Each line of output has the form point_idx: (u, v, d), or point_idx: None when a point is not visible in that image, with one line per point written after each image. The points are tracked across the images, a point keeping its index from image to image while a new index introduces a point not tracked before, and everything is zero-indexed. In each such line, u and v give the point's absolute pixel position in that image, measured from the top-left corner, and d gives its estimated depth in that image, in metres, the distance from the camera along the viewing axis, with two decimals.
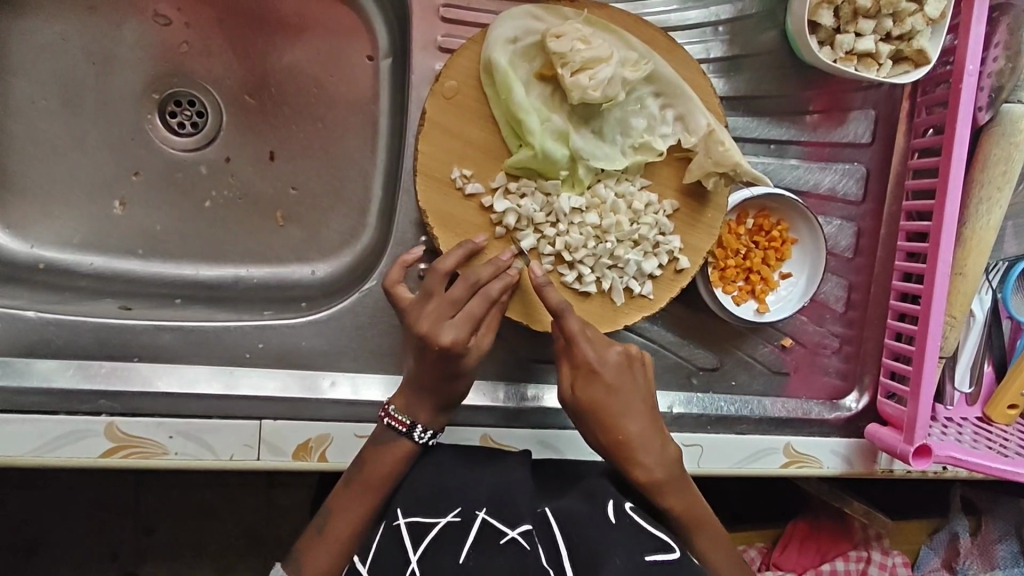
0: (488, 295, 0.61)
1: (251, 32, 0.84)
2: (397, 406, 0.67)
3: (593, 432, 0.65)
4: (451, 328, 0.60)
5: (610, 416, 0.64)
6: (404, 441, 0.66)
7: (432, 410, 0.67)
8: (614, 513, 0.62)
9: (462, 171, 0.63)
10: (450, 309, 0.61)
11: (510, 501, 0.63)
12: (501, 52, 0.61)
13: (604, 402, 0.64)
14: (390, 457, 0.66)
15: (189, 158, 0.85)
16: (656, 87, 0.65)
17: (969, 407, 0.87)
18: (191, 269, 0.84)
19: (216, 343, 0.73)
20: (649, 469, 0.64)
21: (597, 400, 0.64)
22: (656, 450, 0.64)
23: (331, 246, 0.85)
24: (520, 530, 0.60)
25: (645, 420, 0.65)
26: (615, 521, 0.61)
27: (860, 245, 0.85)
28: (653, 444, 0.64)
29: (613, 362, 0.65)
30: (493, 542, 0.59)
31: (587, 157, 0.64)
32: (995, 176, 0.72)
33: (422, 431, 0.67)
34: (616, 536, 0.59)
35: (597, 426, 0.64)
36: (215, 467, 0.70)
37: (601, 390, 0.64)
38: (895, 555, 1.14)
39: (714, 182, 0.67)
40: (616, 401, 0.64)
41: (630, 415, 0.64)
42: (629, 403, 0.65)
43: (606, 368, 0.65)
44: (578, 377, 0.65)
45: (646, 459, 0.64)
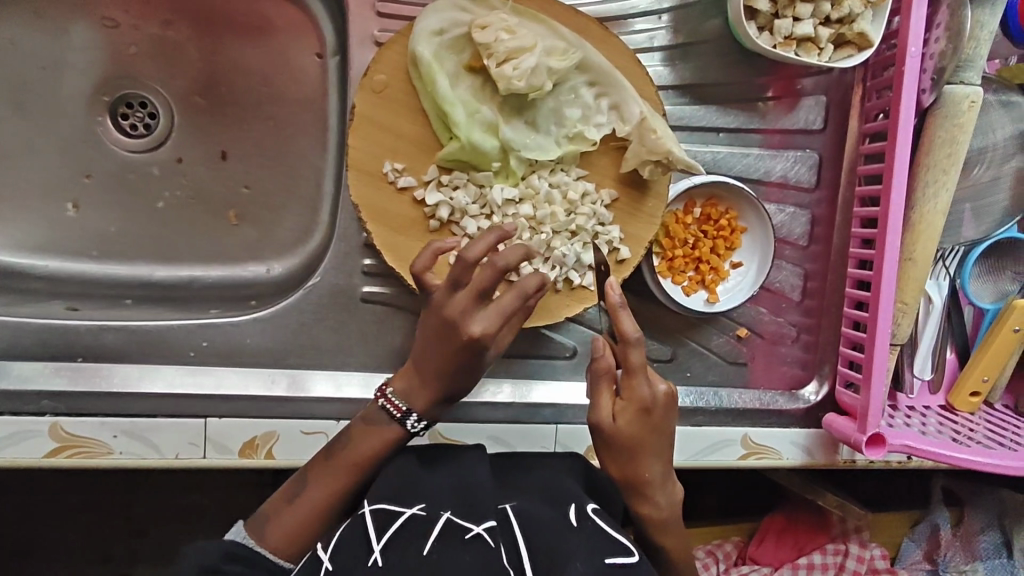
0: (523, 291, 0.60)
1: (199, 33, 0.84)
2: (397, 389, 0.66)
3: (620, 461, 0.64)
4: (482, 319, 0.59)
5: (644, 454, 0.64)
6: (394, 427, 0.65)
7: (430, 398, 0.65)
8: (576, 517, 0.59)
9: (393, 165, 0.63)
10: (480, 299, 0.59)
11: (476, 497, 0.61)
12: (427, 44, 0.61)
13: (641, 439, 0.64)
14: (375, 437, 0.66)
15: (141, 160, 0.85)
16: (589, 76, 0.65)
17: (932, 396, 0.85)
18: (145, 270, 0.84)
19: (162, 342, 0.73)
20: (655, 507, 0.66)
21: (637, 437, 0.63)
22: (668, 491, 0.66)
23: (284, 244, 0.85)
24: (485, 526, 0.57)
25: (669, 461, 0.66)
26: (578, 525, 0.58)
27: (816, 233, 0.84)
28: (668, 485, 0.66)
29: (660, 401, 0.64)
30: (456, 538, 0.55)
31: (519, 148, 0.63)
32: (941, 160, 0.70)
33: (416, 421, 0.65)
34: (578, 540, 0.56)
35: (626, 458, 0.64)
36: (160, 465, 0.70)
37: (641, 427, 0.63)
38: (873, 548, 1.13)
39: (651, 171, 0.66)
40: (652, 440, 0.64)
41: (660, 456, 0.65)
42: (665, 445, 0.65)
43: (654, 408, 0.64)
44: (625, 410, 0.63)
45: (659, 498, 0.66)
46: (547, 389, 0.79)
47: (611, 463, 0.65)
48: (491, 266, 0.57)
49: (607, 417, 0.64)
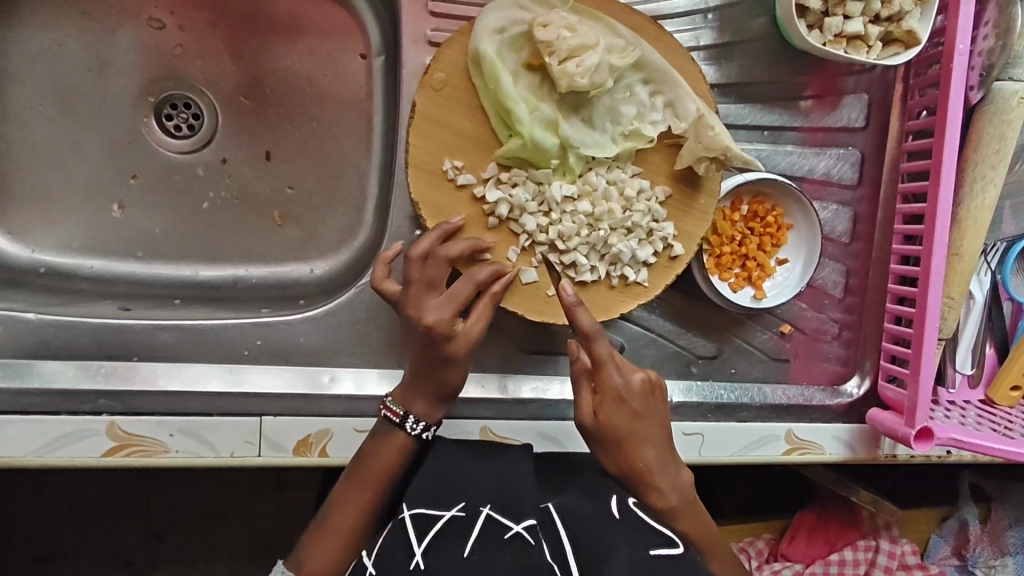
0: (473, 278, 0.62)
1: (244, 34, 0.85)
2: (395, 398, 0.66)
3: (610, 453, 0.65)
4: (435, 309, 0.61)
5: (631, 440, 0.64)
6: (399, 432, 0.66)
7: (427, 401, 0.66)
8: (616, 509, 0.63)
9: (453, 162, 0.63)
10: (432, 289, 0.62)
11: (517, 496, 0.63)
12: (489, 42, 0.61)
13: (628, 426, 0.64)
14: (388, 448, 0.66)
15: (185, 160, 0.85)
16: (645, 74, 0.65)
17: (972, 390, 0.86)
18: (190, 270, 0.84)
19: (215, 341, 0.74)
20: (660, 493, 0.65)
21: (620, 424, 0.64)
22: (669, 474, 0.66)
23: (328, 244, 0.86)
24: (525, 525, 0.61)
25: (662, 445, 0.66)
26: (618, 518, 0.63)
27: (857, 230, 0.85)
28: (668, 467, 0.66)
29: (635, 386, 0.65)
30: (498, 538, 0.60)
31: (577, 146, 0.64)
32: (989, 156, 0.71)
33: (415, 422, 0.66)
34: (620, 533, 0.61)
35: (619, 446, 0.65)
36: (216, 464, 0.70)
37: (625, 415, 0.64)
38: (903, 544, 1.13)
39: (706, 168, 0.66)
40: (638, 425, 0.65)
41: (650, 440, 0.65)
42: (651, 428, 0.65)
43: (631, 394, 0.65)
44: (602, 401, 0.64)
45: (662, 482, 0.65)
46: None
47: (606, 457, 0.66)
48: (435, 260, 0.62)
49: (588, 414, 0.65)
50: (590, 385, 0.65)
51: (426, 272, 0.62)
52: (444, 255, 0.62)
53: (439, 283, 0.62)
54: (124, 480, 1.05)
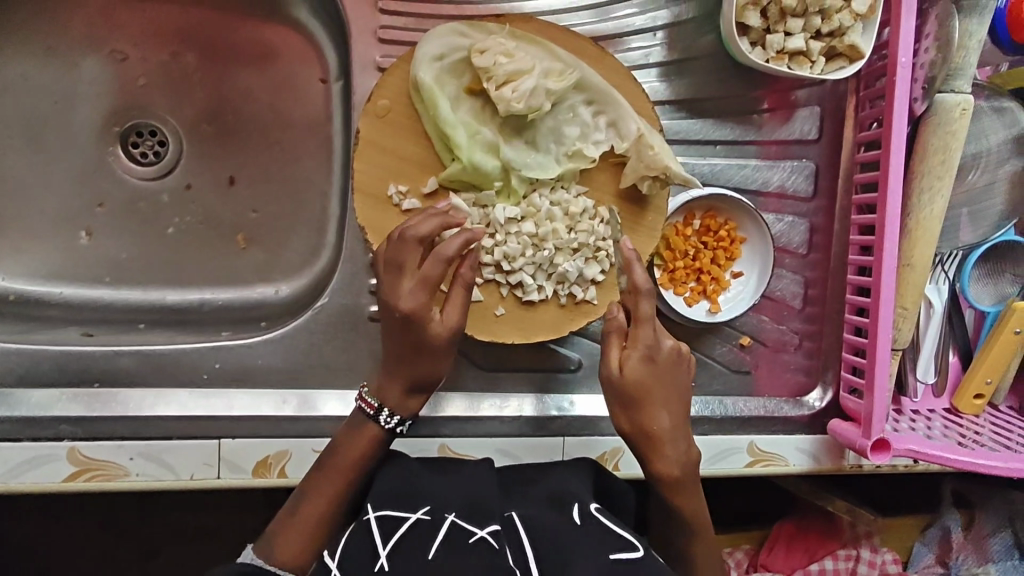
0: (446, 261, 0.61)
1: (206, 63, 0.87)
2: (371, 390, 0.68)
3: (622, 412, 0.65)
4: (410, 295, 0.61)
5: (650, 403, 0.64)
6: (372, 425, 0.67)
7: (402, 393, 0.67)
8: (578, 515, 0.61)
9: (398, 187, 0.65)
10: (407, 275, 0.61)
11: (482, 504, 0.61)
12: (428, 69, 0.63)
13: (650, 387, 0.64)
14: (362, 439, 0.67)
15: (151, 187, 0.87)
16: (586, 96, 0.66)
17: (936, 399, 0.86)
18: (156, 294, 0.86)
19: (175, 365, 0.75)
20: (665, 461, 0.65)
21: (646, 385, 0.64)
22: (679, 446, 0.65)
23: (293, 266, 0.88)
24: (489, 530, 0.58)
25: (679, 417, 0.65)
26: (582, 523, 0.60)
27: (815, 241, 0.85)
28: (679, 439, 0.65)
29: (666, 350, 0.65)
30: (462, 542, 0.57)
31: (519, 168, 0.65)
32: (935, 167, 0.71)
33: (389, 416, 0.67)
34: (582, 536, 0.58)
35: (635, 404, 0.64)
36: (176, 487, 0.72)
37: (650, 373, 0.64)
38: (884, 553, 1.13)
39: (649, 186, 0.67)
40: (660, 389, 0.64)
41: (669, 408, 0.64)
42: (671, 395, 0.65)
43: (660, 356, 0.64)
44: (634, 357, 0.64)
45: (669, 453, 0.64)
46: (556, 402, 0.80)
47: (618, 414, 0.66)
48: (413, 242, 0.61)
49: (615, 368, 0.64)
50: (620, 342, 0.65)
51: (403, 256, 0.61)
52: (419, 235, 0.61)
53: (414, 267, 0.62)
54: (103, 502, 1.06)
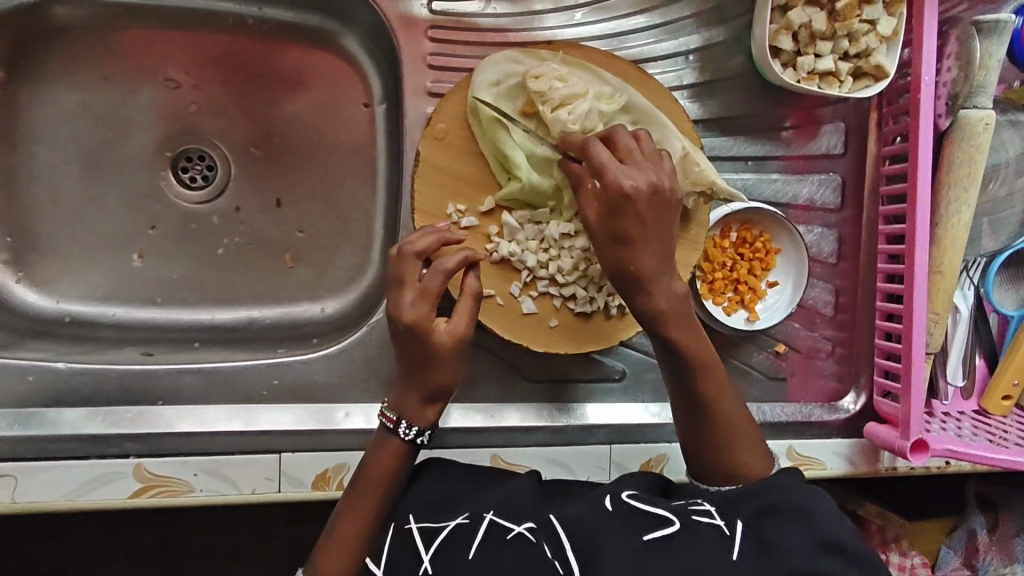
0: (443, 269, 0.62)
1: (255, 90, 0.90)
2: (388, 403, 0.67)
3: (603, 256, 0.60)
4: (412, 306, 0.62)
5: (631, 249, 0.59)
6: (394, 439, 0.66)
7: (418, 405, 0.66)
8: (610, 503, 0.60)
9: (456, 206, 0.68)
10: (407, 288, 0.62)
11: (516, 504, 0.62)
12: (485, 95, 0.66)
13: (632, 227, 0.58)
14: (386, 455, 0.66)
15: (201, 210, 0.90)
16: (634, 117, 0.69)
17: (966, 401, 0.89)
18: (207, 314, 0.88)
19: (232, 383, 0.77)
20: (656, 304, 0.61)
21: (629, 228, 0.58)
22: (667, 283, 0.61)
23: (339, 284, 0.91)
24: (525, 526, 0.59)
25: (666, 256, 0.60)
26: (612, 510, 0.59)
27: (843, 250, 0.89)
28: (666, 278, 0.60)
29: (651, 187, 0.58)
30: (500, 538, 0.58)
31: (571, 187, 0.68)
32: (961, 178, 0.75)
33: (407, 427, 0.66)
34: (614, 525, 0.57)
35: (620, 248, 0.59)
36: (238, 501, 0.73)
37: (630, 213, 0.58)
38: (914, 556, 1.15)
39: (694, 202, 0.71)
40: (642, 231, 0.58)
41: (653, 250, 0.59)
42: (655, 236, 0.59)
43: (638, 196, 0.58)
44: (610, 196, 0.58)
45: (656, 291, 0.60)
46: (600, 411, 0.82)
47: (601, 255, 0.61)
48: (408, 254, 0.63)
49: (592, 216, 0.60)
50: (593, 187, 0.60)
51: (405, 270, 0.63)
52: (417, 250, 0.64)
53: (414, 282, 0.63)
54: None
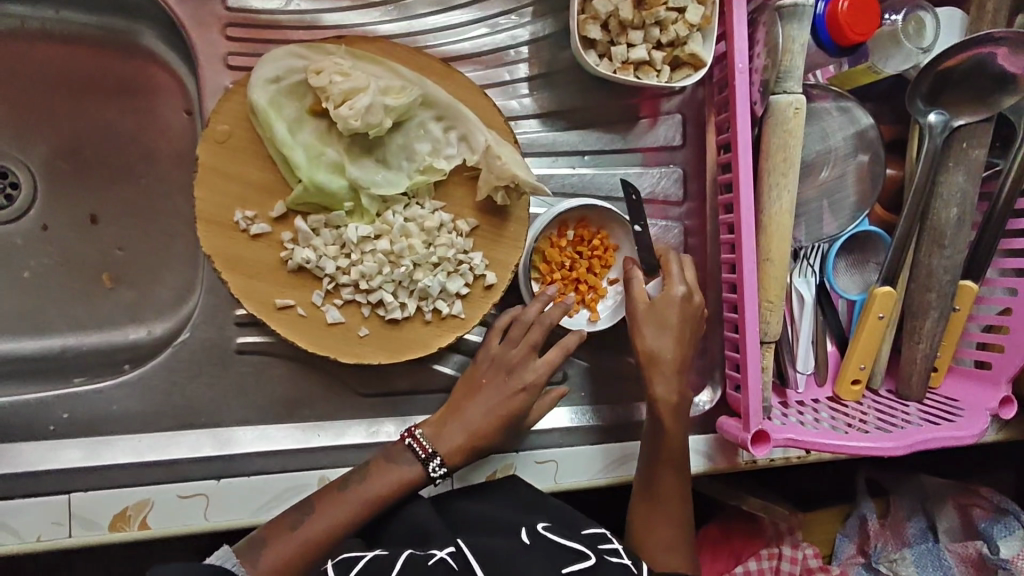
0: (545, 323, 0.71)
1: (60, 98, 0.83)
2: (425, 432, 0.69)
3: (644, 335, 0.74)
4: (534, 369, 0.70)
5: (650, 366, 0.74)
6: (417, 467, 0.68)
7: (456, 447, 0.69)
8: (527, 536, 0.66)
9: (244, 213, 0.63)
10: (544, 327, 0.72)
11: (429, 530, 0.65)
12: (262, 92, 0.61)
13: (669, 320, 0.75)
14: (381, 477, 0.67)
15: (3, 231, 0.83)
16: (434, 111, 0.66)
17: (819, 388, 0.89)
18: (13, 342, 0.82)
19: (21, 416, 0.70)
20: (659, 394, 0.74)
21: (669, 318, 0.74)
22: (679, 378, 0.75)
23: (164, 305, 0.85)
24: (447, 551, 0.62)
25: (654, 325, 0.74)
26: (529, 544, 0.65)
27: (689, 244, 0.88)
28: (679, 373, 0.75)
29: (693, 295, 0.75)
30: (422, 564, 0.59)
31: (367, 186, 0.64)
32: (779, 164, 0.74)
33: (437, 464, 0.68)
34: (532, 555, 0.63)
35: (651, 324, 0.74)
36: (23, 550, 0.66)
37: (679, 315, 0.75)
38: (805, 548, 1.15)
39: (502, 197, 0.67)
40: (680, 327, 0.75)
41: (672, 338, 0.74)
42: (650, 337, 0.74)
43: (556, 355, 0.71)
44: (659, 298, 0.74)
45: (659, 383, 0.74)
46: None
47: (641, 337, 0.74)
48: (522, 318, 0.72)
49: (640, 302, 0.75)
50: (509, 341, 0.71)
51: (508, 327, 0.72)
52: (529, 317, 0.72)
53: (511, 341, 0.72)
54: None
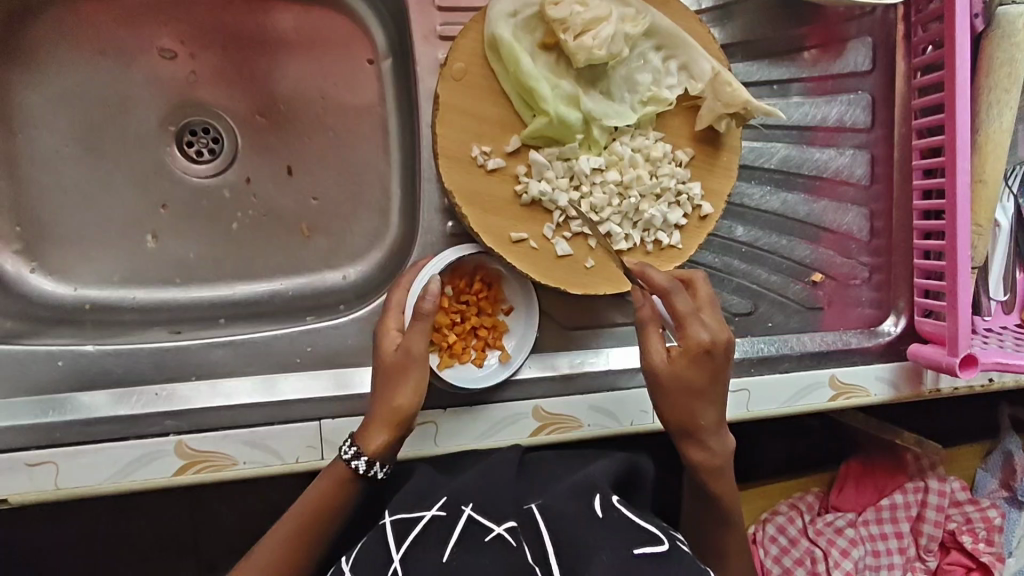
0: (697, 338, 0.63)
1: (254, 54, 0.87)
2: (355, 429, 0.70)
3: (670, 404, 0.65)
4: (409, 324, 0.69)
5: (684, 399, 0.64)
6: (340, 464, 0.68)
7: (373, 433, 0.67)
8: (601, 508, 0.65)
9: (481, 148, 0.65)
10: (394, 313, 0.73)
11: (496, 500, 0.65)
12: (505, 26, 0.63)
13: (697, 384, 0.64)
14: (330, 478, 0.68)
15: (211, 184, 0.87)
16: (656, 41, 0.67)
17: (1008, 316, 0.87)
18: (228, 289, 0.86)
19: (268, 352, 0.76)
20: (711, 454, 0.67)
21: (695, 382, 0.64)
22: (717, 436, 0.67)
23: (359, 249, 0.88)
24: (506, 527, 0.61)
25: (711, 386, 0.64)
26: (602, 516, 0.64)
27: (876, 172, 0.86)
28: (721, 429, 0.66)
29: (718, 346, 0.63)
30: (478, 540, 0.60)
31: (600, 118, 0.65)
32: (1002, 79, 0.73)
33: (349, 448, 0.67)
34: (604, 528, 0.61)
35: (685, 396, 0.64)
36: (283, 472, 0.72)
37: (701, 370, 0.63)
38: (952, 481, 1.13)
39: (726, 124, 0.68)
40: (711, 388, 0.64)
41: (714, 404, 0.65)
42: (705, 393, 0.64)
43: (692, 351, 0.63)
44: (682, 354, 0.63)
45: (705, 408, 0.65)
46: (626, 353, 0.81)
47: (663, 405, 0.66)
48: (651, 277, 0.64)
49: (660, 362, 0.64)
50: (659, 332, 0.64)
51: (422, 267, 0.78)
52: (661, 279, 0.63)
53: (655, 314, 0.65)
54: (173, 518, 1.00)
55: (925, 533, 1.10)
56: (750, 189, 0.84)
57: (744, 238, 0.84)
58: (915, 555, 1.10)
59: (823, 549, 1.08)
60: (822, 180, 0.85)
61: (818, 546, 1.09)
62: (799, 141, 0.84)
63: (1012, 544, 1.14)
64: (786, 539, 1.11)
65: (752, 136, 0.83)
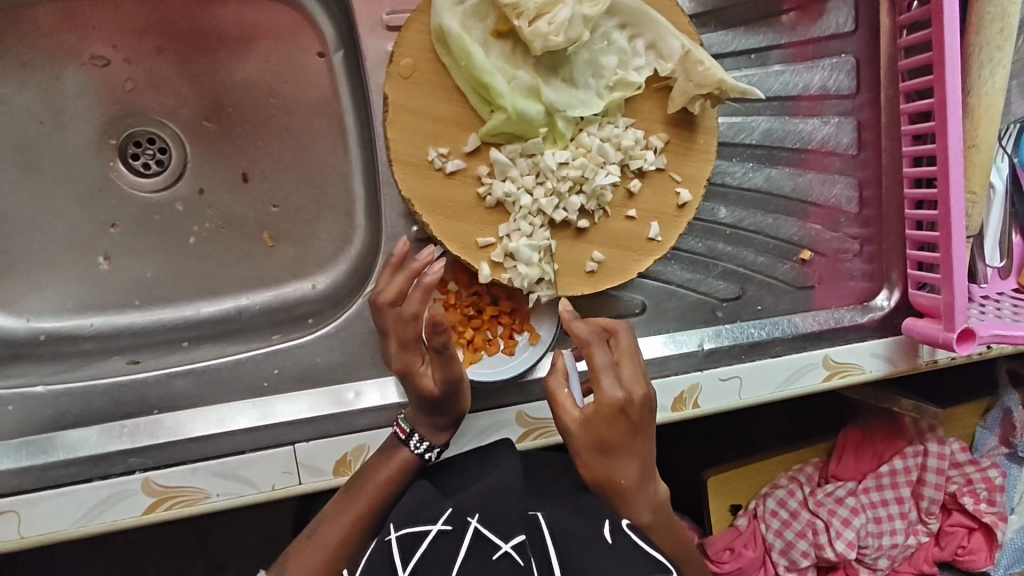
0: (609, 391, 0.61)
1: (193, 55, 0.81)
2: (406, 414, 0.69)
3: (588, 464, 0.63)
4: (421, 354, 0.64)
5: (605, 461, 0.63)
6: (404, 449, 0.68)
7: (433, 424, 0.68)
8: (609, 531, 0.59)
9: (438, 150, 0.60)
10: (390, 339, 0.64)
11: (502, 512, 0.60)
12: (452, 15, 0.58)
13: (613, 441, 0.62)
14: (390, 466, 0.67)
15: (161, 198, 0.82)
16: (620, 19, 0.62)
17: (1004, 281, 0.83)
18: (191, 309, 0.82)
19: (233, 377, 0.73)
20: (637, 511, 0.65)
21: (610, 439, 0.62)
22: (646, 490, 0.66)
23: (325, 256, 0.83)
24: (513, 543, 0.58)
25: (628, 446, 0.63)
26: (612, 542, 0.59)
27: (863, 139, 0.82)
28: (646, 487, 0.65)
29: (634, 399, 0.62)
30: (485, 559, 0.57)
31: (563, 109, 0.61)
32: (994, 36, 0.69)
33: (419, 441, 0.68)
34: (613, 555, 0.58)
35: (603, 455, 0.63)
36: (259, 500, 0.69)
37: (615, 426, 0.62)
38: (952, 443, 1.09)
39: (701, 106, 0.63)
40: (630, 443, 0.63)
41: (633, 460, 0.64)
42: (625, 450, 0.63)
43: (606, 406, 0.61)
44: (593, 412, 0.62)
45: (626, 469, 0.64)
46: None
47: (582, 465, 0.64)
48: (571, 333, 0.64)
49: (574, 422, 0.63)
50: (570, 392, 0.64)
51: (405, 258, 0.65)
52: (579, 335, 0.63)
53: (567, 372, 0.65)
54: (164, 537, 0.99)
55: (926, 496, 1.07)
56: (731, 167, 0.79)
57: (728, 220, 0.80)
58: (917, 518, 1.08)
59: (825, 520, 1.06)
60: (807, 152, 0.81)
61: (819, 518, 1.06)
62: (781, 112, 0.79)
63: (1012, 501, 1.13)
64: (788, 513, 1.07)
65: (731, 111, 0.79)
